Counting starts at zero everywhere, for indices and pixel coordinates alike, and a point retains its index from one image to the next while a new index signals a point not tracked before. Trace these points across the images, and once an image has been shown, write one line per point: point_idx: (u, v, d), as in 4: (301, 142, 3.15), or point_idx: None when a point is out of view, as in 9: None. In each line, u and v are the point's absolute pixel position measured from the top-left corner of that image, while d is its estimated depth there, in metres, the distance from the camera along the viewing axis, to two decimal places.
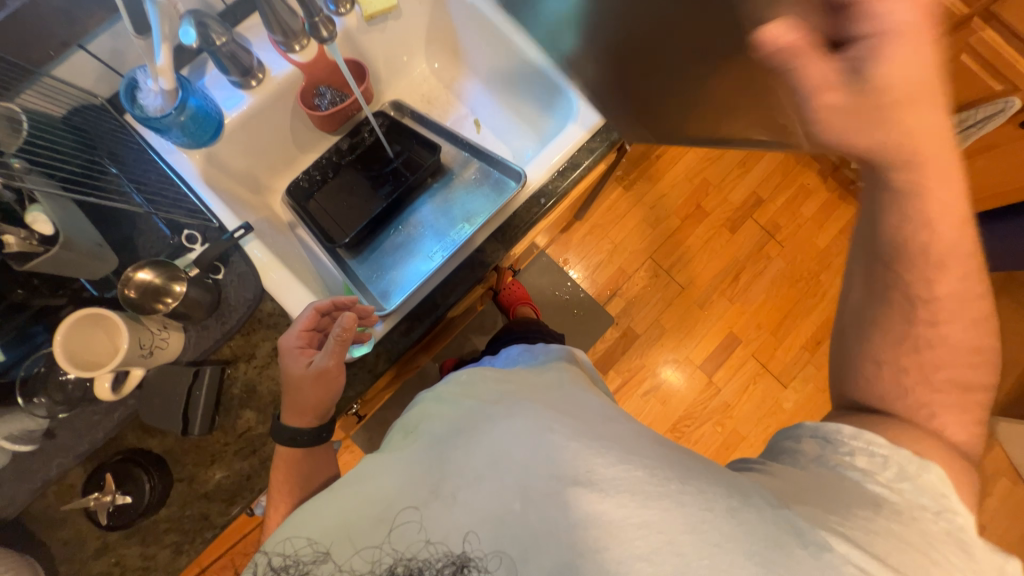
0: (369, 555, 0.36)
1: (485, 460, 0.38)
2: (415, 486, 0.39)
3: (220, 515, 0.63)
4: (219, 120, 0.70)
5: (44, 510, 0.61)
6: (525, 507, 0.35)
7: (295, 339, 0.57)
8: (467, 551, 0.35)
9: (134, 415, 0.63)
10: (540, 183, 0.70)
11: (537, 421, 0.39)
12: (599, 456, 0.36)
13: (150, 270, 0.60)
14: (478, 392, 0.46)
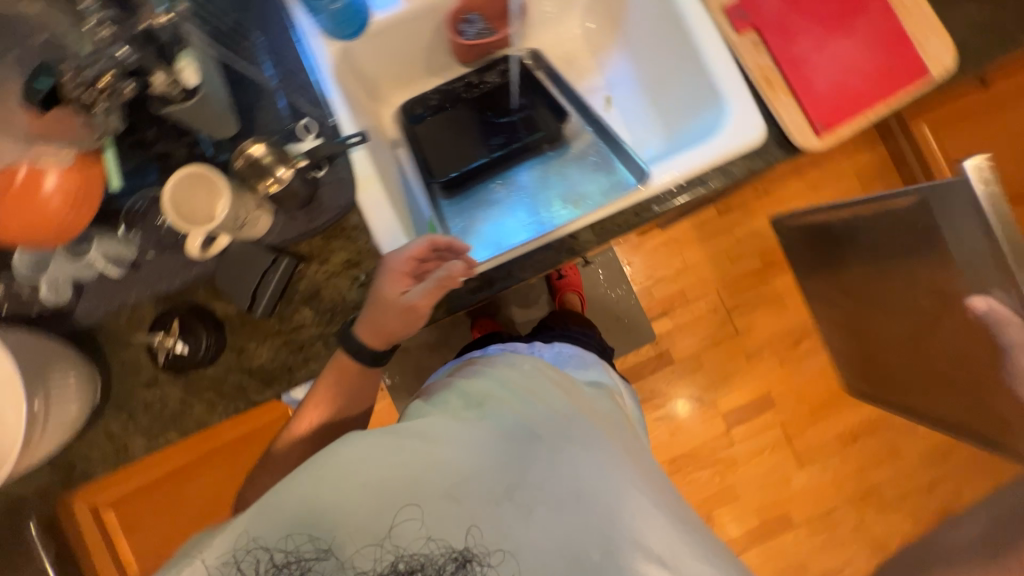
0: (371, 554, 0.44)
1: (530, 480, 0.47)
2: (447, 481, 0.46)
3: (256, 392, 0.67)
4: (367, 18, 0.68)
5: (114, 332, 0.66)
6: (545, 529, 0.46)
7: (401, 262, 0.58)
8: (467, 548, 0.45)
9: (211, 277, 0.66)
10: (659, 189, 0.65)
11: (601, 469, 0.49)
12: (622, 507, 0.48)
13: (263, 147, 0.59)
14: (546, 399, 0.53)
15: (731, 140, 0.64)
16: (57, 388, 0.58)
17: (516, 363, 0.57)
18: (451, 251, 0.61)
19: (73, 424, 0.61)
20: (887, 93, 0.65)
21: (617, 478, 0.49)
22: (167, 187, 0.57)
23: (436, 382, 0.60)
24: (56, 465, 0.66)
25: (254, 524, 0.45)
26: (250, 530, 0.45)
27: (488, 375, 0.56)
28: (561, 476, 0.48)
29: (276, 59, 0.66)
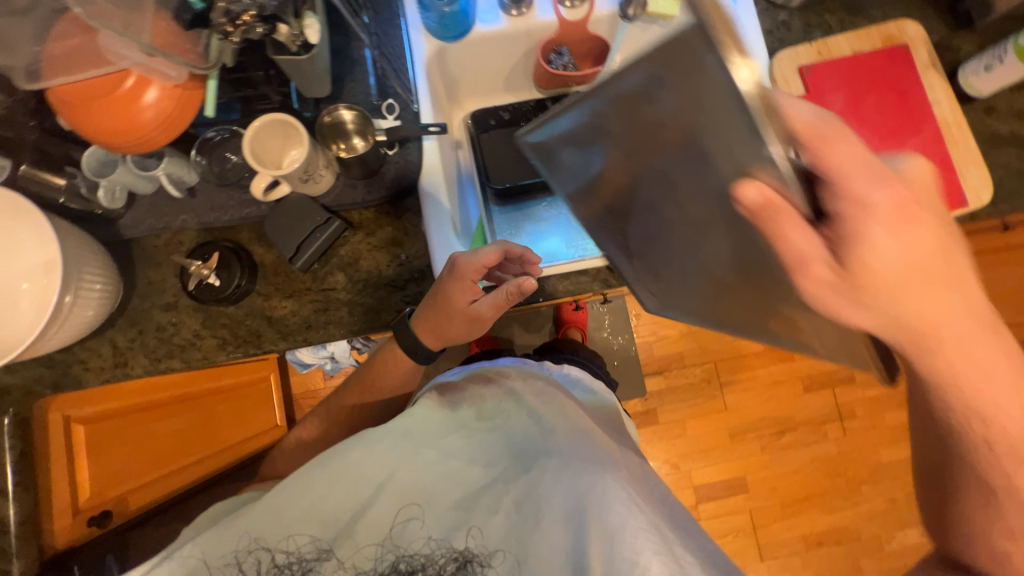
0: (371, 552, 0.49)
1: (526, 489, 0.51)
2: (451, 490, 0.53)
3: (269, 342, 0.67)
4: (469, 26, 0.73)
5: (150, 248, 0.67)
6: (543, 538, 0.48)
7: (472, 270, 0.61)
8: (467, 548, 0.49)
9: (260, 220, 0.68)
10: None
11: (597, 482, 0.49)
12: (618, 518, 0.46)
13: (352, 112, 0.65)
14: (552, 413, 0.56)
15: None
16: (86, 288, 0.58)
17: (528, 378, 0.61)
18: (516, 258, 0.67)
19: (87, 327, 0.61)
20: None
21: (618, 488, 0.49)
22: (253, 126, 0.60)
23: (455, 382, 0.64)
24: (53, 364, 0.65)
25: (254, 522, 0.49)
26: (250, 530, 0.49)
27: (502, 388, 0.60)
28: (557, 487, 0.50)
29: (380, 40, 0.70)
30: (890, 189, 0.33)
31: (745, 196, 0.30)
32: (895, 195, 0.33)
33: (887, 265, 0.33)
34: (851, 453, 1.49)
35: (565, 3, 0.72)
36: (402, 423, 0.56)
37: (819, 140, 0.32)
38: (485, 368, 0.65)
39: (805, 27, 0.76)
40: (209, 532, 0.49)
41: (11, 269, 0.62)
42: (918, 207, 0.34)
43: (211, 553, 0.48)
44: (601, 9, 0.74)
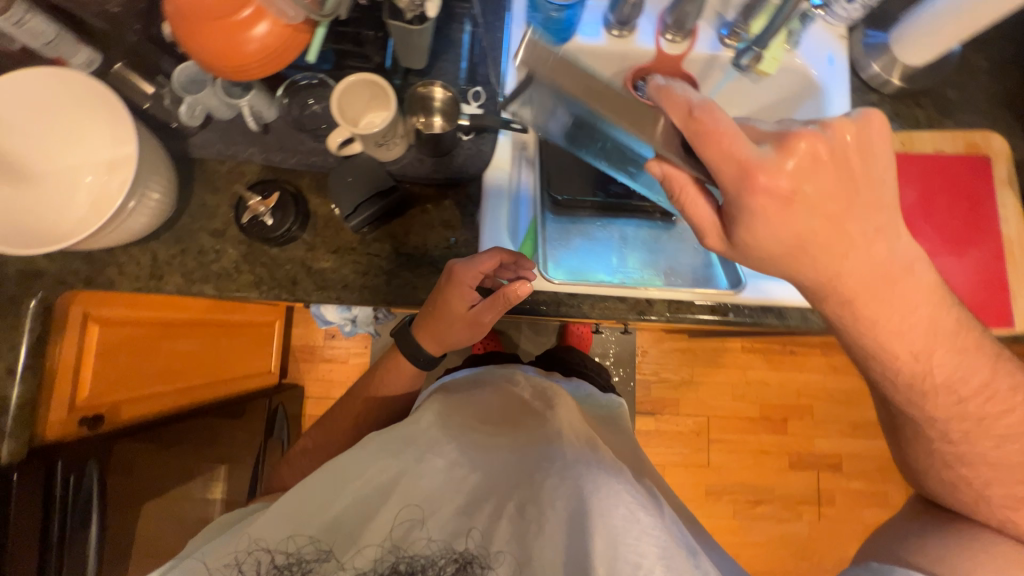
0: (371, 554, 0.47)
1: (527, 495, 0.51)
2: (449, 498, 0.51)
3: (303, 291, 0.67)
4: (570, 36, 0.73)
5: (212, 173, 0.67)
6: (547, 539, 0.48)
7: (471, 275, 0.61)
8: (465, 550, 0.47)
9: (324, 171, 0.68)
10: (742, 301, 0.70)
11: (594, 479, 0.52)
12: (622, 520, 0.48)
13: (444, 92, 0.67)
14: (550, 428, 0.60)
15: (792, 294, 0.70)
16: (147, 196, 0.58)
17: (534, 387, 0.68)
18: (511, 263, 0.66)
19: (136, 234, 0.61)
20: (987, 317, 0.69)
21: (614, 484, 0.52)
22: (347, 80, 0.61)
23: (461, 394, 0.67)
24: (91, 260, 0.66)
25: (257, 526, 0.48)
26: (251, 532, 0.48)
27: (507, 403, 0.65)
28: (561, 489, 0.51)
29: (481, 30, 0.72)
30: (774, 174, 0.41)
31: (652, 170, 0.48)
32: (776, 180, 0.41)
33: (772, 247, 0.45)
34: (822, 539, 1.48)
35: (666, 36, 0.74)
36: (406, 431, 0.58)
37: (698, 139, 0.42)
38: (493, 376, 0.71)
39: (892, 114, 0.76)
40: (214, 543, 0.49)
41: (80, 161, 0.63)
42: (806, 189, 0.42)
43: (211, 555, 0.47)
44: (700, 50, 0.75)
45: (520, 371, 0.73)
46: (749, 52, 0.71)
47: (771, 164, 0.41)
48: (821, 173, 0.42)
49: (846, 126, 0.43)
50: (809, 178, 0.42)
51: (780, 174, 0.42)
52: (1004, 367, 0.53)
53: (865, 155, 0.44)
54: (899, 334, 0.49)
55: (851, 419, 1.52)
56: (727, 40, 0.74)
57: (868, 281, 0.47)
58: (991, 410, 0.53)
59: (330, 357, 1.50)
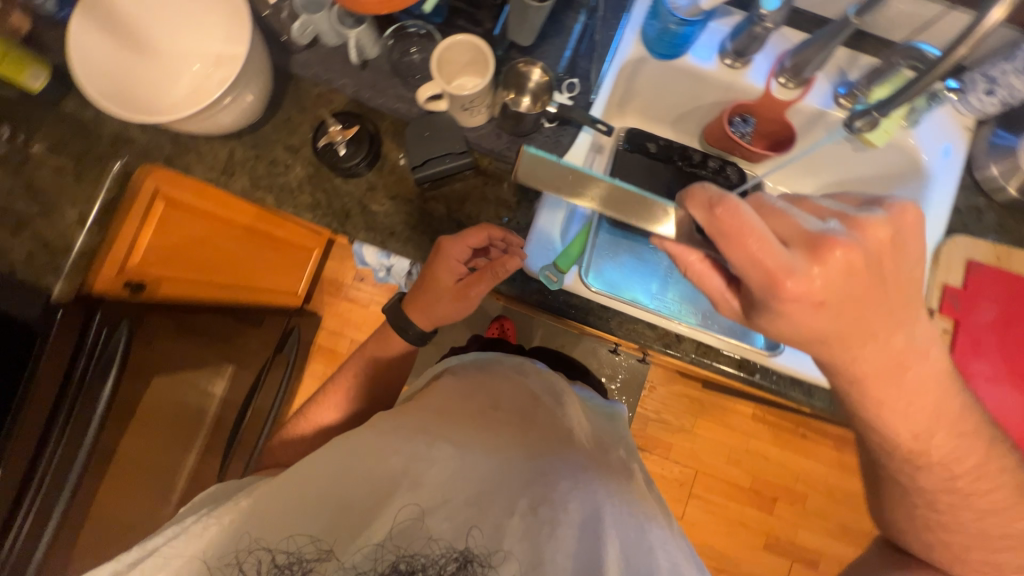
0: (371, 552, 0.48)
1: (537, 496, 0.51)
2: (456, 489, 0.51)
3: (352, 226, 0.68)
4: (681, 53, 0.71)
5: (304, 92, 0.70)
6: (558, 542, 0.48)
7: (459, 249, 0.63)
8: (467, 548, 0.48)
9: (404, 119, 0.70)
10: (773, 365, 0.68)
11: (597, 490, 0.54)
12: (628, 530, 0.51)
13: (542, 75, 0.67)
14: (558, 434, 0.61)
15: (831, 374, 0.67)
16: (242, 97, 0.61)
17: (543, 382, 0.70)
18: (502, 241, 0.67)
19: (222, 128, 0.65)
20: None
21: (615, 498, 0.55)
22: (454, 38, 0.61)
23: (472, 381, 0.68)
24: (177, 142, 0.70)
25: (256, 527, 0.50)
26: (251, 531, 0.50)
27: (520, 398, 0.66)
28: (570, 497, 0.52)
29: (593, 25, 0.71)
30: (805, 282, 0.38)
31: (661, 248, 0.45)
32: (808, 288, 0.38)
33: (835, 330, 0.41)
34: None
35: (778, 79, 0.71)
36: (412, 423, 0.59)
37: (727, 239, 0.38)
38: (502, 367, 0.72)
39: (995, 224, 0.71)
40: (213, 536, 0.51)
41: (191, 48, 0.67)
42: (839, 295, 0.39)
43: (213, 554, 0.50)
44: (810, 101, 0.71)
45: (530, 364, 0.75)
46: (865, 115, 0.64)
47: (801, 270, 0.38)
48: (856, 281, 0.40)
49: (879, 228, 0.41)
50: (840, 287, 0.39)
51: (807, 283, 0.39)
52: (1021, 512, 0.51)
53: (896, 256, 0.41)
54: (926, 439, 0.48)
55: (845, 522, 1.45)
56: (842, 99, 0.70)
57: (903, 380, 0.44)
58: (989, 550, 0.52)
59: (352, 297, 1.55)
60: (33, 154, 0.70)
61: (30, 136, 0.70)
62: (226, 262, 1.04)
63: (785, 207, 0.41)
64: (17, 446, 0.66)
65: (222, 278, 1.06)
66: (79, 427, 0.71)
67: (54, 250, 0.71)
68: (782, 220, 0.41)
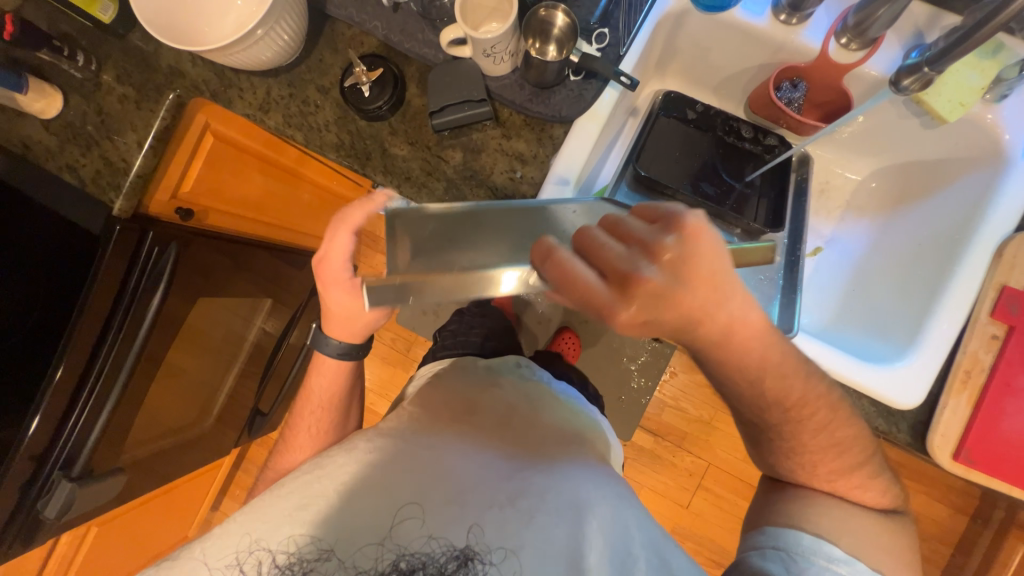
0: (371, 553, 0.50)
1: (518, 489, 0.55)
2: (441, 488, 0.54)
3: (371, 169, 0.71)
4: (728, 5, 0.65)
5: (338, 34, 0.72)
6: (538, 531, 0.52)
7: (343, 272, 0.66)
8: (466, 545, 0.51)
9: (430, 66, 0.70)
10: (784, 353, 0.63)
11: (574, 477, 0.59)
12: (604, 518, 0.56)
13: (566, 19, 0.62)
14: (533, 434, 0.66)
15: (886, 386, 0.61)
16: (276, 33, 0.64)
17: (518, 390, 0.75)
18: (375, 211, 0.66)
19: (259, 63, 0.68)
20: None
21: (589, 475, 0.61)
22: None
23: (455, 389, 0.74)
24: (220, 78, 0.74)
25: (255, 528, 0.53)
26: (251, 532, 0.53)
27: (500, 406, 0.70)
28: (552, 488, 0.56)
29: None
30: (629, 312, 0.46)
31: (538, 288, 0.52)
32: (633, 316, 0.46)
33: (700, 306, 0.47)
34: None
35: (839, 39, 0.63)
36: (402, 430, 0.63)
37: (560, 284, 0.46)
38: (482, 380, 0.77)
39: None
40: (212, 541, 0.54)
41: None
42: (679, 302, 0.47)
43: (215, 553, 0.52)
44: (874, 66, 0.63)
45: (507, 372, 0.80)
46: (915, 72, 0.58)
47: (621, 300, 0.46)
48: (669, 301, 0.47)
49: (671, 248, 0.47)
50: (655, 309, 0.47)
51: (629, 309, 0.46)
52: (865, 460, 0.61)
53: (710, 267, 0.47)
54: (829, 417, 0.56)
55: None
56: None
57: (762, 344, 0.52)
58: None
59: None
60: (103, 82, 0.76)
61: (100, 64, 0.76)
62: (269, 203, 1.11)
63: (602, 241, 0.47)
64: (85, 326, 0.76)
65: (264, 218, 1.13)
66: (121, 346, 0.81)
67: (115, 169, 0.77)
68: (610, 256, 0.46)
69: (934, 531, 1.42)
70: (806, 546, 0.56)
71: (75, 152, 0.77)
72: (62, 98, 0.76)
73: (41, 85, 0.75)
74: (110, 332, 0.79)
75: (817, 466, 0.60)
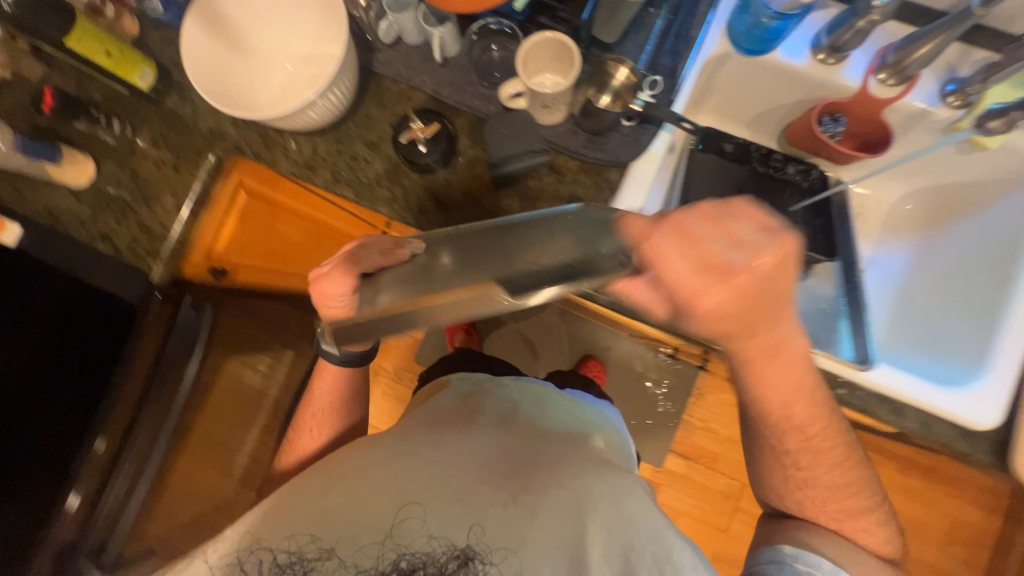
0: (372, 550, 0.49)
1: (516, 488, 0.54)
2: (443, 489, 0.53)
3: (428, 221, 0.70)
4: (769, 49, 0.68)
5: (383, 89, 0.72)
6: (536, 527, 0.50)
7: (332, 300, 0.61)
8: (466, 546, 0.49)
9: (480, 117, 0.70)
10: (867, 384, 0.62)
11: (570, 474, 0.57)
12: (600, 510, 0.53)
13: (629, 74, 0.63)
14: (538, 439, 0.64)
15: (971, 410, 0.62)
16: (332, 94, 0.63)
17: (521, 394, 0.74)
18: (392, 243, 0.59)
19: (309, 125, 0.67)
20: None
21: (583, 470, 0.58)
22: (539, 35, 0.60)
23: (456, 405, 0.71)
24: (262, 137, 0.72)
25: (260, 527, 0.53)
26: (257, 531, 0.52)
27: (511, 421, 0.68)
28: (552, 484, 0.55)
29: (679, 19, 0.68)
30: (704, 310, 0.40)
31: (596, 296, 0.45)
32: (709, 314, 0.40)
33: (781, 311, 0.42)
34: None
35: (877, 75, 0.66)
36: (414, 437, 0.62)
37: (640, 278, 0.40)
38: (491, 392, 0.74)
39: None
40: (224, 538, 0.53)
41: (281, 46, 0.70)
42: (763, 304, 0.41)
43: (218, 555, 0.52)
44: (912, 100, 0.66)
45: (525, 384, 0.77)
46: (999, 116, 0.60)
47: (705, 296, 0.39)
48: (744, 305, 0.40)
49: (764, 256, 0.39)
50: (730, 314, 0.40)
51: (713, 304, 0.39)
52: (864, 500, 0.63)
53: (785, 274, 0.39)
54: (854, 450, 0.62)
55: None
56: (949, 98, 0.65)
57: (797, 378, 0.52)
58: None
59: None
60: (137, 147, 0.74)
61: (135, 129, 0.74)
62: None
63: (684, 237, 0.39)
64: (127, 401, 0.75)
65: None
66: (155, 427, 0.80)
67: (154, 236, 0.73)
68: (683, 241, 0.39)
69: (970, 534, 1.42)
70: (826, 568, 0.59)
71: (109, 220, 0.74)
72: (94, 166, 0.74)
73: (74, 155, 0.72)
74: (145, 410, 0.79)
75: (823, 503, 0.63)
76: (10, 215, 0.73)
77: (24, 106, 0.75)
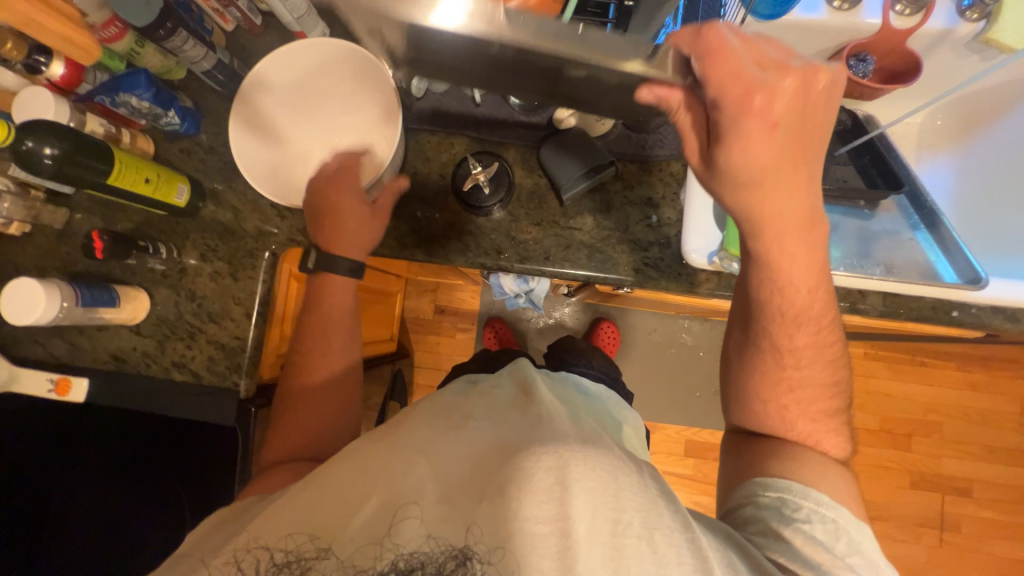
0: (370, 551, 0.38)
1: (511, 469, 0.41)
2: (439, 480, 0.41)
3: (504, 259, 0.68)
4: (787, 11, 0.68)
5: (422, 142, 0.70)
6: (534, 510, 0.38)
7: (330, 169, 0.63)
8: (467, 544, 0.38)
9: (529, 145, 0.70)
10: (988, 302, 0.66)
11: (565, 444, 0.43)
12: (601, 480, 0.40)
13: None
14: (538, 407, 0.49)
15: None
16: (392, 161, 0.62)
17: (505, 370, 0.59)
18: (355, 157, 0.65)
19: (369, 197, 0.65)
20: None
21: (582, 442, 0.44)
22: None
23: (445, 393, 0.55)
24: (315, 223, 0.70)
25: (257, 524, 0.43)
26: (255, 530, 0.42)
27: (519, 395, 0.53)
28: (551, 462, 0.41)
29: None
30: (769, 95, 0.40)
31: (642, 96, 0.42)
32: (771, 101, 0.41)
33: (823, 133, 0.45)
34: (939, 565, 1.41)
35: (895, 8, 0.68)
36: (406, 422, 0.48)
37: (712, 53, 0.39)
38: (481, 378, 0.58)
39: None
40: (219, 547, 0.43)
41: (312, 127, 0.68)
42: (804, 123, 0.43)
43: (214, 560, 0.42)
44: (933, 25, 0.68)
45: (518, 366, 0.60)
46: None
47: (776, 82, 0.40)
48: (799, 116, 0.42)
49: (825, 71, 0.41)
50: (791, 115, 0.42)
51: (781, 98, 0.41)
52: (844, 410, 0.57)
53: (829, 102, 0.43)
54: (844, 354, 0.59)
55: (982, 439, 1.44)
56: (968, 13, 0.67)
57: (813, 237, 0.51)
58: None
59: (438, 330, 1.55)
60: (188, 266, 0.71)
61: (181, 249, 0.71)
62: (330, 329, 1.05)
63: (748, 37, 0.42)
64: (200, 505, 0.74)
65: None
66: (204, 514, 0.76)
67: (230, 350, 0.71)
68: (752, 45, 0.41)
69: None
70: (810, 497, 0.49)
71: (178, 347, 0.70)
72: (147, 296, 0.70)
73: (125, 290, 0.69)
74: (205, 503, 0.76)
75: (805, 404, 0.55)
76: (73, 370, 0.69)
77: (56, 256, 0.71)
